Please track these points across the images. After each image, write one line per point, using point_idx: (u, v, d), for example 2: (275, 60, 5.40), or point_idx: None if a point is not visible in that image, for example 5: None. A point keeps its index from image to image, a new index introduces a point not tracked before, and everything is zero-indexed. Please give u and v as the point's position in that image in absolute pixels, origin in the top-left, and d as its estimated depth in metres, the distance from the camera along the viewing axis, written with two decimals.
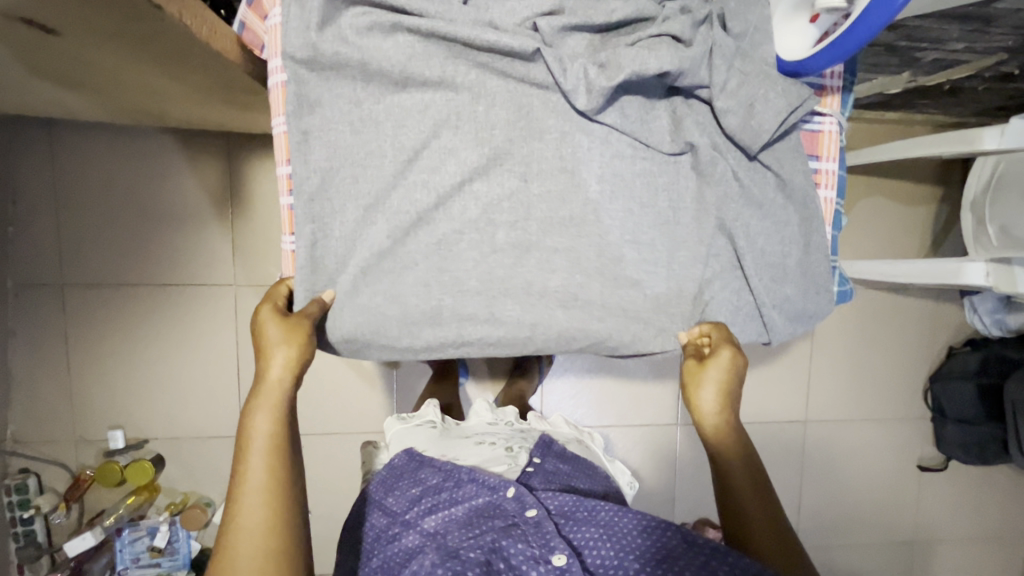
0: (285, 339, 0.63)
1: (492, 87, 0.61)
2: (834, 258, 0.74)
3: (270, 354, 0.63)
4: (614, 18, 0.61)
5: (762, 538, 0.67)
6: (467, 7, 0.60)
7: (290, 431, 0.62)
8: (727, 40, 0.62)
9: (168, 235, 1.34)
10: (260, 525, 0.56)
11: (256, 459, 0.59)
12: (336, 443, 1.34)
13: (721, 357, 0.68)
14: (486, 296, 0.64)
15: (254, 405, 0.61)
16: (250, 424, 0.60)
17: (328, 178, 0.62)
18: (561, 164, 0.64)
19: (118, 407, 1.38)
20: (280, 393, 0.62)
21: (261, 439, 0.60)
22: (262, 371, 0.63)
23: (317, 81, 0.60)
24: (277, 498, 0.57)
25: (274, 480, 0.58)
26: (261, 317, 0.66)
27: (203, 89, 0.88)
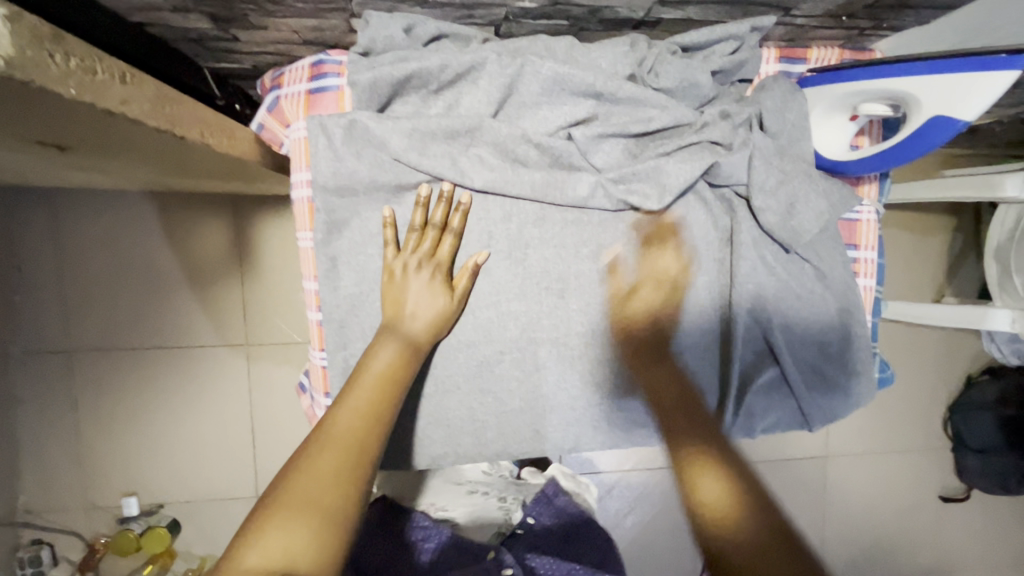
0: (444, 293, 0.59)
1: (525, 205, 0.62)
2: (874, 345, 0.72)
3: (416, 298, 0.58)
4: (652, 126, 0.58)
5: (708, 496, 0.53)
6: (499, 119, 0.58)
7: (404, 380, 0.56)
8: (765, 140, 0.60)
9: (177, 296, 1.31)
10: (342, 441, 0.49)
11: (363, 387, 0.53)
12: None
13: (647, 290, 0.65)
14: (532, 414, 0.66)
15: (381, 339, 0.57)
16: (372, 355, 0.56)
17: (356, 304, 0.62)
18: (599, 278, 0.65)
19: (133, 472, 1.35)
20: (414, 338, 0.58)
21: (378, 373, 0.55)
22: (401, 307, 0.58)
23: (343, 205, 0.59)
24: (364, 430, 0.51)
25: (373, 409, 0.52)
26: (422, 247, 0.59)
27: (222, 176, 0.85)
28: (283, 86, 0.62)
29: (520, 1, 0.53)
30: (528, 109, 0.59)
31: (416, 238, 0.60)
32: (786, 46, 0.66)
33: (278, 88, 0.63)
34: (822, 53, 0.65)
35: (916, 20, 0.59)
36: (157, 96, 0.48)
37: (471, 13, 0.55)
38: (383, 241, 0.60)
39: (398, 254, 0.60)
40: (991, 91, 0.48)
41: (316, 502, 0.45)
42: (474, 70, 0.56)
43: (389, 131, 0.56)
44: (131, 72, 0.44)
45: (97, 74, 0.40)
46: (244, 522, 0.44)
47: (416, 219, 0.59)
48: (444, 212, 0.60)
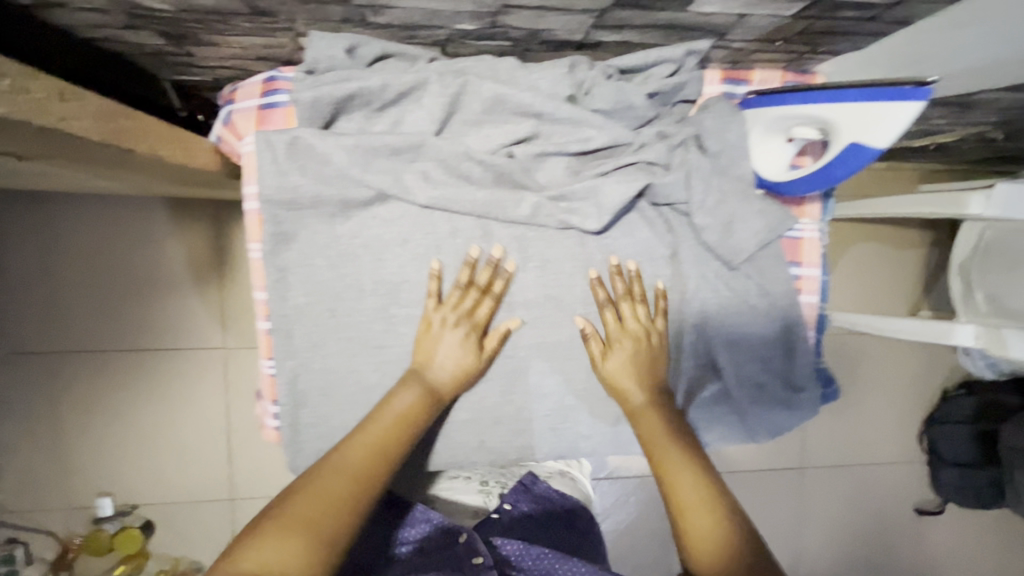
0: (465, 343, 0.63)
1: (472, 220, 0.64)
2: (818, 361, 0.73)
3: (442, 347, 0.62)
4: (590, 145, 0.60)
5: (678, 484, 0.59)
6: (443, 136, 0.60)
7: (416, 428, 0.60)
8: (704, 160, 0.62)
9: (155, 300, 1.32)
10: (348, 474, 0.54)
11: (380, 426, 0.58)
12: None
13: (624, 346, 0.65)
14: (477, 426, 0.67)
15: (406, 382, 0.62)
16: (394, 395, 0.60)
17: (303, 313, 0.63)
18: (546, 292, 0.66)
19: (109, 475, 1.37)
20: (433, 386, 0.62)
21: (395, 415, 0.59)
22: (430, 357, 0.62)
23: (290, 218, 0.61)
24: (369, 465, 0.55)
25: (381, 449, 0.57)
26: (450, 300, 0.63)
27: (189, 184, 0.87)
28: (236, 102, 0.64)
29: (459, 24, 0.54)
30: (471, 127, 0.60)
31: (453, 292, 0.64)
32: (730, 67, 0.67)
33: (231, 102, 0.65)
34: (764, 75, 0.66)
35: (850, 45, 0.61)
36: (100, 111, 0.50)
37: (413, 34, 0.57)
38: (427, 293, 0.64)
39: (438, 306, 0.63)
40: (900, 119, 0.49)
41: (310, 522, 0.49)
42: (417, 89, 0.58)
43: (332, 146, 0.58)
44: (70, 90, 0.46)
45: (30, 93, 0.42)
46: (247, 525, 0.49)
47: (462, 278, 0.63)
48: (501, 279, 0.64)
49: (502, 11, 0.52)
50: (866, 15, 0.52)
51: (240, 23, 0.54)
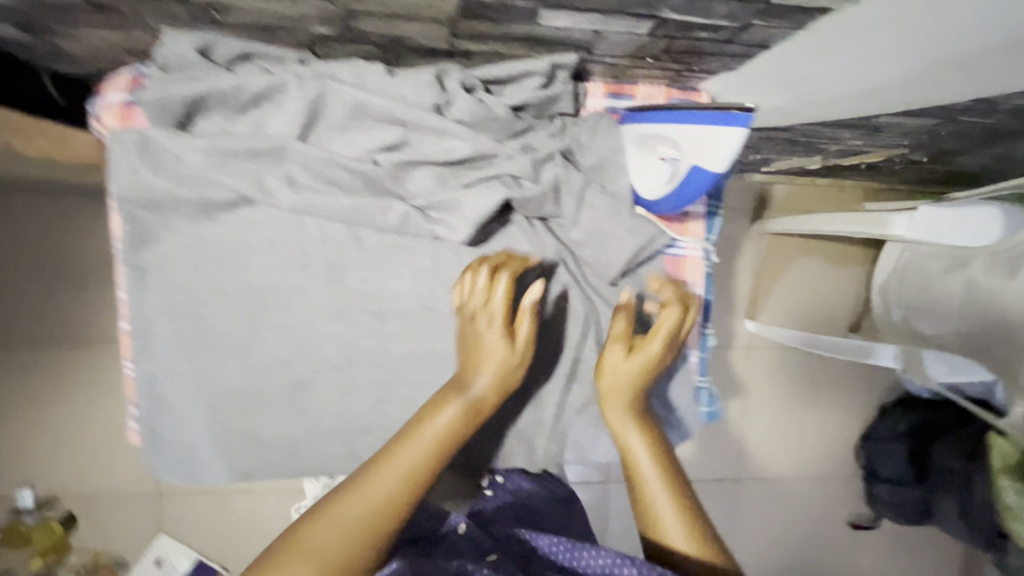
0: (505, 351, 0.57)
1: (340, 227, 0.63)
2: (700, 381, 0.73)
3: (484, 361, 0.57)
4: (454, 156, 0.59)
5: (659, 507, 0.57)
6: (305, 142, 0.59)
7: (457, 444, 0.55)
8: (575, 175, 0.62)
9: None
10: (382, 496, 0.51)
11: (421, 442, 0.54)
12: (230, 509, 1.24)
13: (648, 349, 0.61)
14: (346, 435, 0.66)
15: (448, 396, 0.56)
16: (435, 414, 0.55)
17: (164, 315, 0.62)
18: (419, 301, 0.65)
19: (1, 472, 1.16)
20: (476, 400, 0.56)
21: (429, 441, 0.54)
22: (470, 359, 0.58)
23: (149, 217, 0.59)
24: (408, 489, 0.52)
25: (414, 473, 0.52)
26: (479, 292, 0.58)
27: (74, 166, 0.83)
28: (105, 95, 0.61)
29: (313, 27, 0.53)
30: (338, 132, 0.59)
31: (487, 285, 0.58)
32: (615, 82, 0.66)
33: (101, 97, 0.62)
34: (648, 91, 0.66)
35: (723, 66, 0.60)
36: None
37: (273, 35, 0.55)
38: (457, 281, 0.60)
39: (466, 299, 0.59)
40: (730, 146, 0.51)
41: (330, 557, 0.48)
42: (277, 92, 0.57)
43: (186, 147, 0.57)
44: None
45: None
46: (276, 539, 0.50)
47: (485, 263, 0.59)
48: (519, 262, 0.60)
49: (353, 17, 0.51)
50: (721, 37, 0.52)
51: (88, 16, 0.53)
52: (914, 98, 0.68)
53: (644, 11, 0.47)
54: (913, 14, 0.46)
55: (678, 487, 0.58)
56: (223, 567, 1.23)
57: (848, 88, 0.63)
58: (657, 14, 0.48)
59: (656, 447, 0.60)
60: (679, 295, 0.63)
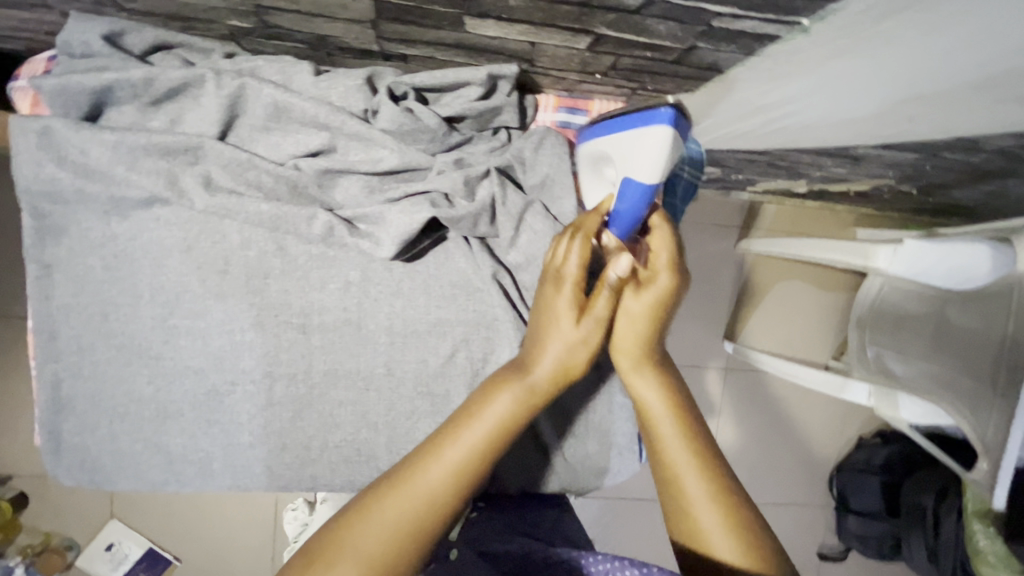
0: (575, 328, 0.49)
1: (261, 234, 0.59)
2: None
3: (549, 338, 0.49)
4: (381, 167, 0.55)
5: (684, 475, 0.48)
6: (224, 141, 0.55)
7: (518, 435, 0.48)
8: (517, 194, 0.58)
9: None
10: (427, 491, 0.43)
11: (473, 431, 0.46)
12: (178, 503, 1.20)
13: (659, 283, 0.50)
14: (262, 450, 0.63)
15: (508, 377, 0.49)
16: (491, 397, 0.48)
17: (70, 315, 0.58)
18: (345, 315, 0.62)
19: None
20: (538, 387, 0.49)
21: (482, 428, 0.46)
22: (538, 338, 0.50)
23: (57, 210, 0.56)
24: (459, 487, 0.44)
25: (467, 468, 0.45)
26: (558, 257, 0.51)
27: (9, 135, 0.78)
28: (20, 77, 0.57)
29: (228, 19, 0.49)
30: (260, 133, 0.55)
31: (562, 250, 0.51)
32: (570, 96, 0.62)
33: (16, 78, 0.58)
34: (604, 106, 0.62)
35: (678, 87, 0.56)
36: None
37: (191, 25, 0.52)
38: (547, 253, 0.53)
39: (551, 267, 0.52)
40: (650, 144, 0.47)
41: (371, 555, 0.41)
42: (193, 86, 0.53)
43: (92, 140, 0.53)
44: None
45: None
46: (311, 542, 0.42)
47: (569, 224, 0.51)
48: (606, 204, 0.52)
49: (266, 11, 0.47)
50: (666, 57, 0.48)
51: None
52: (890, 131, 0.64)
53: (576, 25, 0.43)
54: (867, 46, 0.42)
55: (705, 450, 0.49)
56: (174, 557, 1.20)
57: (811, 117, 0.59)
58: (591, 28, 0.44)
59: (672, 399, 0.51)
60: (661, 220, 0.52)
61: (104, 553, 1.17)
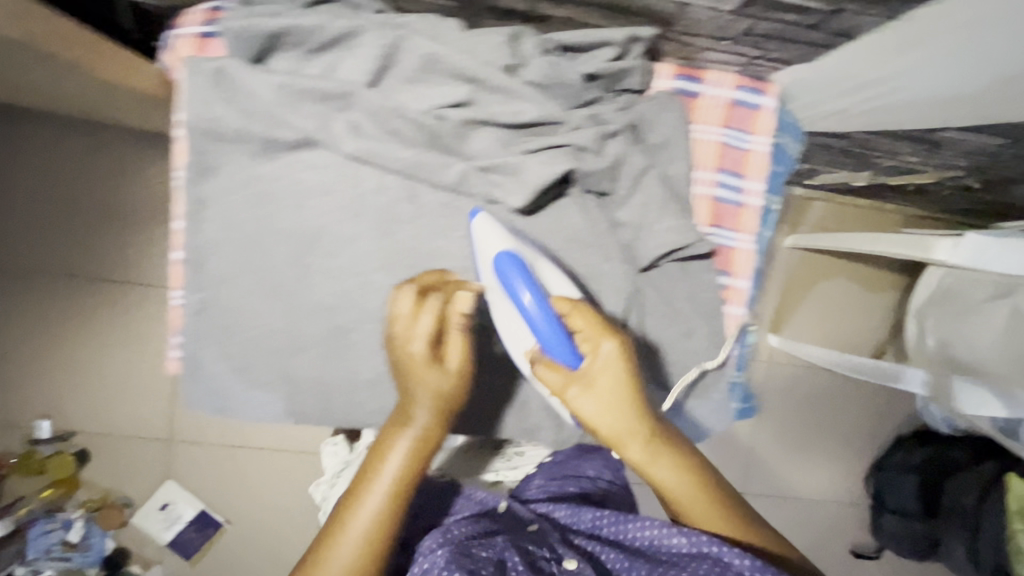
0: (436, 379, 0.56)
1: (396, 181, 0.63)
2: (737, 375, 0.73)
3: (419, 395, 0.56)
4: (521, 119, 0.59)
5: (695, 511, 0.55)
6: (375, 90, 0.59)
7: (416, 481, 0.56)
8: (640, 153, 0.62)
9: (38, 225, 1.17)
10: (350, 559, 0.52)
11: (375, 496, 0.54)
12: (231, 465, 1.23)
13: (600, 356, 0.54)
14: (378, 389, 0.66)
15: (395, 431, 0.56)
16: (385, 455, 0.55)
17: (218, 249, 0.62)
18: (466, 263, 0.65)
19: (21, 402, 1.17)
20: (426, 437, 0.56)
21: (383, 487, 0.54)
22: (408, 395, 0.57)
23: (215, 149, 0.60)
24: (373, 546, 0.53)
25: (377, 529, 0.53)
26: (409, 325, 0.56)
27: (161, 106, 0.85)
28: (181, 26, 0.63)
29: None
30: (406, 84, 0.59)
31: (414, 308, 0.57)
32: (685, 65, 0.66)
33: (176, 27, 0.63)
34: (718, 76, 0.66)
35: (801, 56, 0.60)
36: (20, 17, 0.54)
37: None
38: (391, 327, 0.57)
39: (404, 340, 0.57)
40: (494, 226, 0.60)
41: None
42: (353, 36, 0.57)
43: (261, 82, 0.57)
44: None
45: None
46: None
47: (411, 299, 0.57)
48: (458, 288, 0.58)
49: None
50: (806, 21, 0.52)
51: None
52: (989, 111, 0.66)
53: None
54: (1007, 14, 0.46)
55: (700, 482, 0.56)
56: (226, 520, 1.23)
57: (915, 97, 0.62)
58: None
59: (677, 459, 0.56)
60: (569, 304, 0.57)
61: (159, 512, 1.21)
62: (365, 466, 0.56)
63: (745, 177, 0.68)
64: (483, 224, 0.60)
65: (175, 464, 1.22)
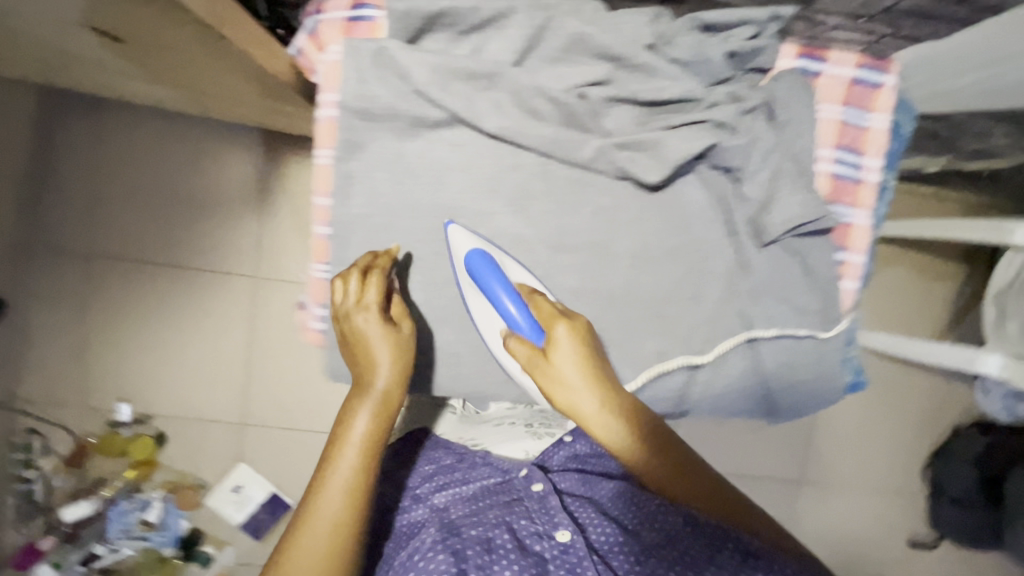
0: (386, 344, 0.61)
1: (531, 158, 0.65)
2: (849, 349, 0.74)
3: (377, 361, 0.61)
4: (662, 96, 0.62)
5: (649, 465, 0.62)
6: (519, 69, 0.62)
7: (382, 439, 0.61)
8: (769, 129, 0.64)
9: (136, 215, 1.24)
10: (336, 520, 0.56)
11: (346, 461, 0.58)
12: (302, 449, 1.25)
13: (558, 336, 0.59)
14: None
15: (354, 403, 0.61)
16: (350, 422, 0.60)
17: (363, 224, 0.65)
18: (593, 237, 0.68)
19: (114, 382, 1.23)
20: (387, 398, 0.61)
21: (353, 451, 0.59)
22: (366, 363, 0.61)
23: (364, 128, 0.63)
24: (355, 502, 0.58)
25: (355, 490, 0.58)
26: (356, 299, 0.61)
27: (284, 111, 0.95)
28: (325, 10, 0.65)
29: None
30: (548, 64, 0.62)
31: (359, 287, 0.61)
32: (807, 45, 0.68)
33: (321, 12, 0.66)
34: (840, 56, 0.67)
35: (933, 34, 0.61)
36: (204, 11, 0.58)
37: None
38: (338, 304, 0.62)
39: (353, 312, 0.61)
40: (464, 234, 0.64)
41: None
42: (503, 18, 0.60)
43: (414, 61, 0.60)
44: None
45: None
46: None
47: (356, 275, 0.61)
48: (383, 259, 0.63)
49: None
50: None
51: None
52: None
53: None
54: None
55: (654, 438, 0.62)
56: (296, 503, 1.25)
57: None
58: None
59: (630, 422, 0.61)
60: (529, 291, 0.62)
61: (231, 494, 1.23)
62: (332, 437, 0.61)
63: (863, 155, 0.69)
64: (455, 233, 0.64)
65: (247, 446, 1.25)
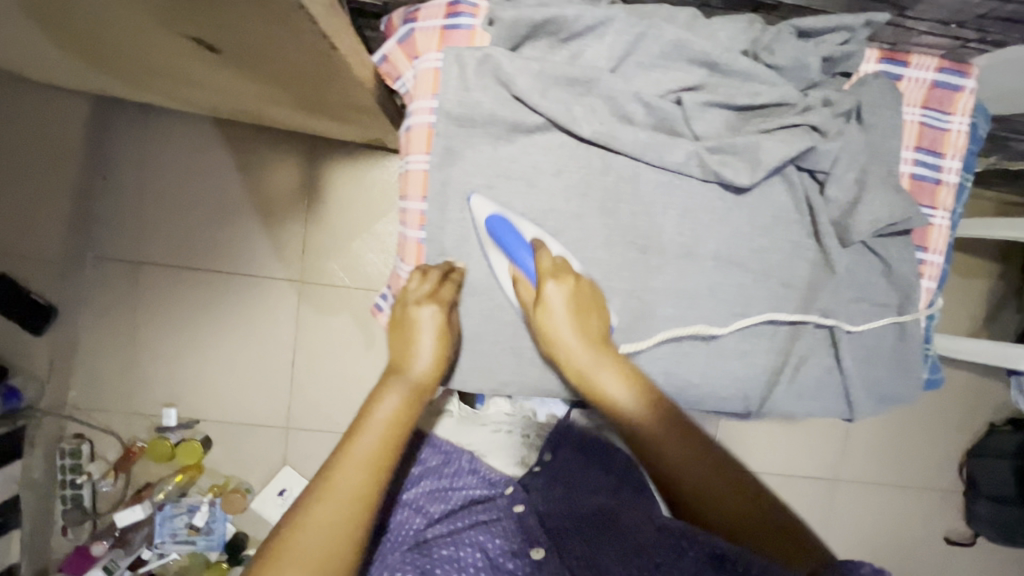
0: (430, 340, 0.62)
1: (622, 161, 0.67)
2: (927, 347, 0.75)
3: (415, 345, 0.62)
4: (757, 100, 0.64)
5: (671, 454, 0.62)
6: (616, 75, 0.63)
7: (410, 422, 0.59)
8: (858, 132, 0.65)
9: (184, 220, 1.23)
10: (354, 493, 0.52)
11: (370, 434, 0.56)
12: None
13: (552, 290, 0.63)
14: None
15: (385, 384, 0.60)
16: (379, 400, 0.58)
17: (458, 227, 0.67)
18: (680, 239, 0.69)
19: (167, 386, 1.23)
20: (418, 383, 0.61)
21: (380, 425, 0.57)
22: (405, 352, 0.62)
23: (462, 134, 0.65)
24: (375, 474, 0.54)
25: (378, 464, 0.54)
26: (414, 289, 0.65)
27: (348, 121, 0.94)
28: (419, 19, 0.66)
29: None
30: (644, 70, 0.64)
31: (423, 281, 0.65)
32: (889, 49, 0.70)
33: (414, 20, 0.66)
34: (922, 60, 0.69)
35: None
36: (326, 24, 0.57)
37: None
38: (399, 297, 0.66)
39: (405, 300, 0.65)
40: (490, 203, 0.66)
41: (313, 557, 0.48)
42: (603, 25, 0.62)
43: (519, 69, 0.62)
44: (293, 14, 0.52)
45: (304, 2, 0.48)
46: (258, 554, 0.49)
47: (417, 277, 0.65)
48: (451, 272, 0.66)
49: None
50: None
51: None
52: None
53: None
54: None
55: (678, 427, 0.62)
56: None
57: None
58: None
59: (644, 396, 0.63)
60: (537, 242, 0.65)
61: (277, 497, 1.23)
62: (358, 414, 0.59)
63: (943, 156, 0.71)
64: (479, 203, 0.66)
65: (293, 448, 1.26)
